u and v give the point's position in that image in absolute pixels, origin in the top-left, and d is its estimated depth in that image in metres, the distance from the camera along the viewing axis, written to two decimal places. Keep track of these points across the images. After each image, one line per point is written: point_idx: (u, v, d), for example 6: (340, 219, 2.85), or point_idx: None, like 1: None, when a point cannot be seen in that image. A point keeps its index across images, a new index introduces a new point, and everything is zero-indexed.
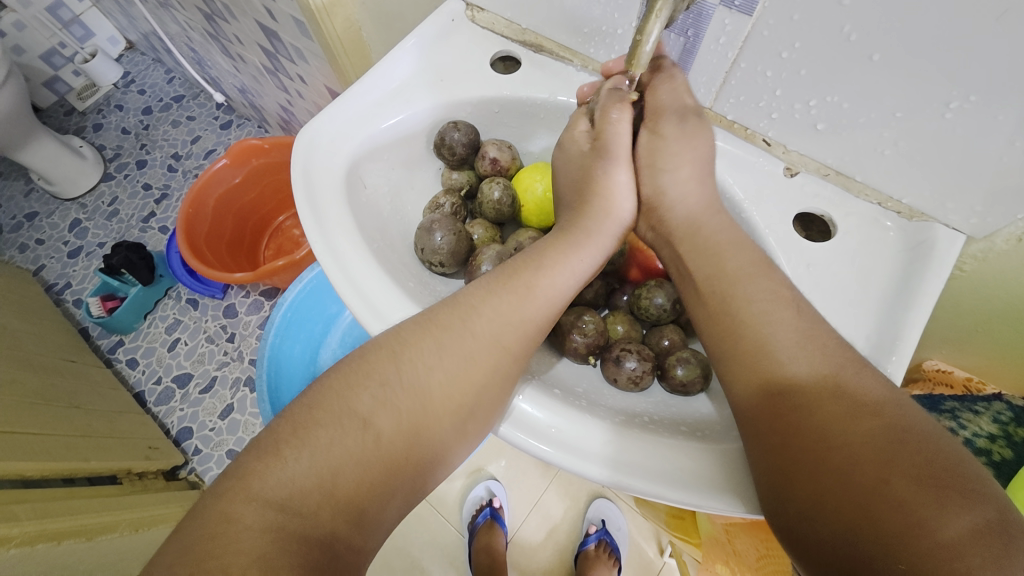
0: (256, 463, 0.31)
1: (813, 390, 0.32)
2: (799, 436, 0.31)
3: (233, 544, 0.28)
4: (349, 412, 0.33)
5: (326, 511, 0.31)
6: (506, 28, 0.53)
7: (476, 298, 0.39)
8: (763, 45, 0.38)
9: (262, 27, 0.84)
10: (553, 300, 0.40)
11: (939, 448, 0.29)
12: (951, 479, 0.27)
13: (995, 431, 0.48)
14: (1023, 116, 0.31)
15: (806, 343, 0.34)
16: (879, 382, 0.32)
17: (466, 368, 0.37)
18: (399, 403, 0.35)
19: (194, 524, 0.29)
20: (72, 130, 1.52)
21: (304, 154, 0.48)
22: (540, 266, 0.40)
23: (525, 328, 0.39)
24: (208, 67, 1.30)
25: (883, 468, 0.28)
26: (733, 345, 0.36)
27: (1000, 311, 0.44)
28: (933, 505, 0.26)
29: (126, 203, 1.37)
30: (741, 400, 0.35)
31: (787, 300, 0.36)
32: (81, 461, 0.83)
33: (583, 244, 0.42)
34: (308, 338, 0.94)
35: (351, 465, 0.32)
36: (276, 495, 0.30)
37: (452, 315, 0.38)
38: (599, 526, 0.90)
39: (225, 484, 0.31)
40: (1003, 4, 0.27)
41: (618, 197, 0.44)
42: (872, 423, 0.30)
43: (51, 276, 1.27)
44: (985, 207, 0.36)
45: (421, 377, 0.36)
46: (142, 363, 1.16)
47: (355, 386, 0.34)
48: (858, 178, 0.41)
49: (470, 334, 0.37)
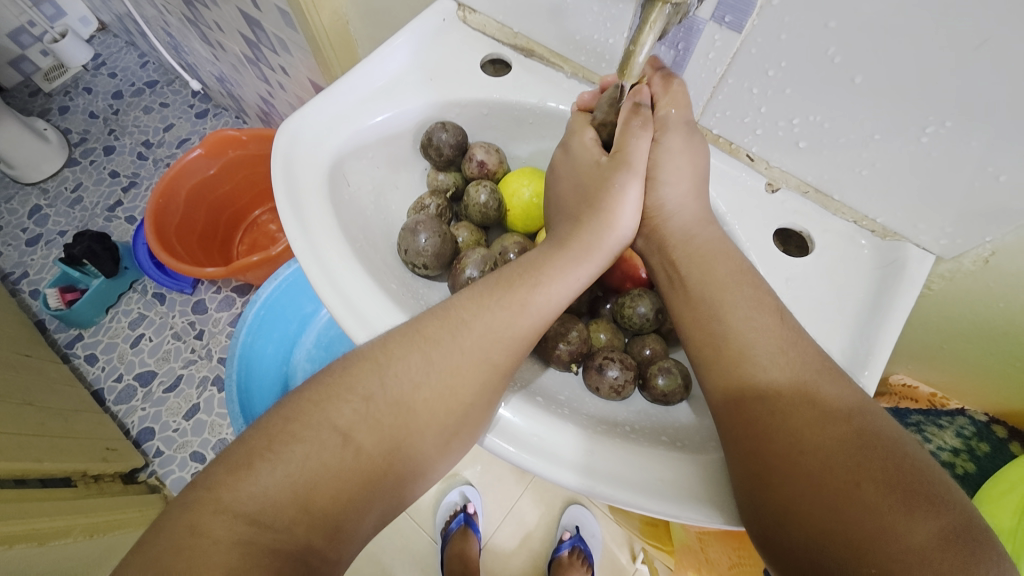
0: (225, 476, 0.30)
1: (786, 395, 0.33)
2: (773, 446, 0.31)
3: (199, 557, 0.27)
4: (329, 425, 0.32)
5: (300, 526, 0.30)
6: (497, 31, 0.53)
7: (467, 311, 0.38)
8: (750, 62, 0.38)
9: (245, 15, 0.81)
10: (546, 316, 0.39)
11: (907, 454, 0.30)
12: (920, 485, 0.28)
13: (959, 445, 0.51)
14: (993, 144, 0.32)
15: (787, 351, 0.34)
16: (851, 391, 0.33)
17: (453, 386, 0.36)
18: (381, 417, 0.34)
19: (164, 532, 0.28)
20: (35, 111, 1.44)
21: (286, 145, 0.47)
22: (536, 284, 0.39)
23: (514, 343, 0.38)
24: (186, 54, 1.26)
25: (856, 473, 0.29)
26: (707, 355, 0.37)
27: (965, 329, 0.46)
28: (902, 511, 0.27)
29: (91, 190, 1.31)
30: (714, 398, 0.36)
31: (771, 308, 0.36)
32: (33, 462, 0.77)
33: (583, 262, 0.41)
34: (281, 338, 0.91)
35: (328, 479, 0.31)
36: (249, 509, 0.29)
37: (441, 328, 0.37)
38: (573, 533, 0.90)
39: (194, 495, 0.29)
40: (982, 34, 0.29)
41: (623, 212, 0.42)
42: (845, 429, 0.31)
43: (6, 265, 1.20)
44: (955, 229, 0.38)
45: (406, 392, 0.35)
46: (102, 359, 1.10)
47: (337, 399, 0.33)
48: (836, 198, 0.42)
49: (459, 350, 0.36)
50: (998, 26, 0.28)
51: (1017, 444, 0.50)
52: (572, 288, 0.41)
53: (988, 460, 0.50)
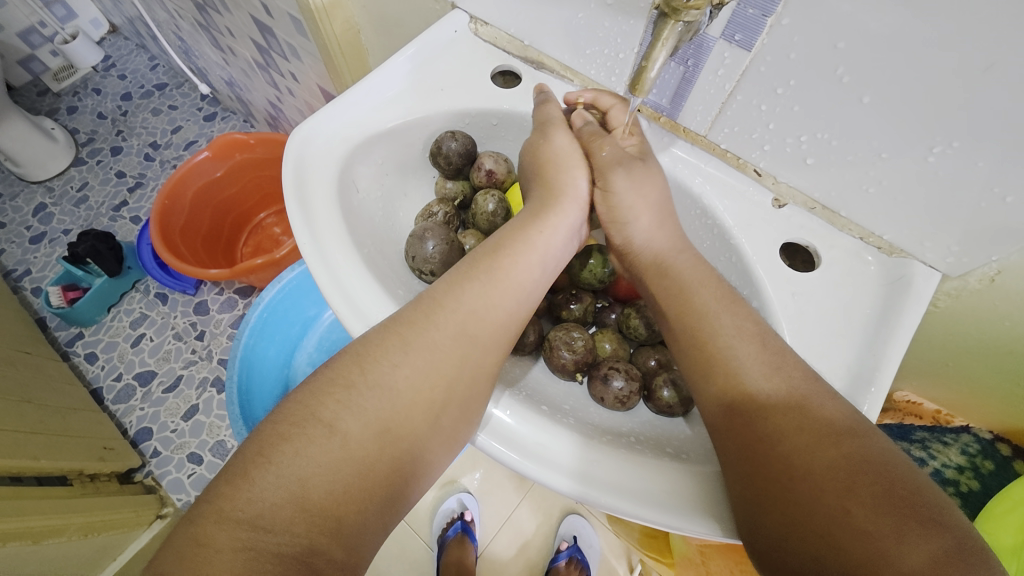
0: (226, 486, 0.30)
1: (773, 407, 0.33)
2: (765, 470, 0.31)
3: (204, 566, 0.27)
4: (313, 420, 0.32)
5: (300, 525, 0.29)
6: (509, 44, 0.54)
7: (440, 292, 0.39)
8: (760, 79, 0.39)
9: (256, 21, 0.82)
10: (520, 289, 0.41)
11: (899, 475, 0.29)
12: (910, 508, 0.28)
13: (963, 463, 0.52)
14: (999, 166, 0.32)
15: (771, 376, 0.34)
16: (841, 410, 0.32)
17: (432, 360, 0.36)
18: (367, 403, 0.34)
19: (174, 542, 0.28)
20: (44, 110, 1.45)
21: (298, 150, 0.47)
22: (504, 255, 0.41)
23: (490, 316, 0.39)
24: (196, 57, 1.27)
25: (845, 498, 0.29)
26: (705, 373, 0.37)
27: (969, 347, 0.46)
28: (893, 535, 0.27)
29: (96, 189, 1.32)
30: (714, 418, 0.35)
31: (751, 334, 0.36)
32: (31, 458, 0.75)
33: (545, 229, 0.43)
34: (283, 341, 0.91)
35: (321, 474, 0.31)
36: (247, 514, 0.29)
37: (414, 311, 0.37)
38: (571, 543, 0.89)
39: (201, 506, 0.29)
40: (990, 57, 0.29)
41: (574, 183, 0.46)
42: (834, 453, 0.30)
43: (10, 262, 1.20)
44: (961, 248, 0.38)
45: (386, 374, 0.35)
46: (102, 359, 1.10)
47: (321, 394, 0.33)
48: (843, 214, 0.43)
49: (434, 327, 0.37)
50: (1007, 50, 0.28)
51: (1021, 462, 0.51)
52: (545, 257, 0.43)
53: (992, 478, 0.51)
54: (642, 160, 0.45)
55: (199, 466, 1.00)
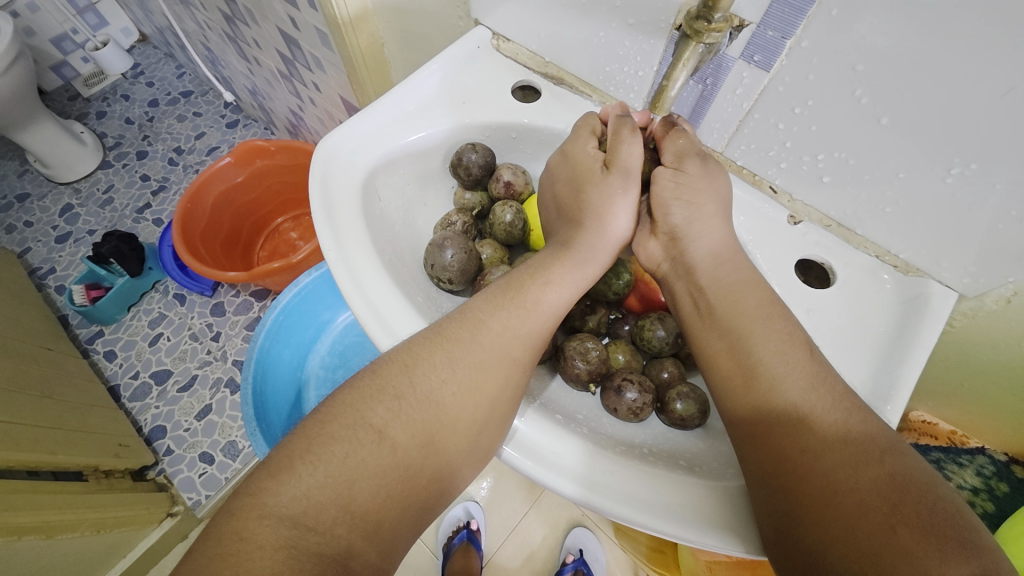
0: (268, 480, 0.31)
1: (813, 423, 0.33)
2: (803, 484, 0.31)
3: (246, 564, 0.27)
4: (364, 424, 0.33)
5: (341, 527, 0.30)
6: (529, 60, 0.55)
7: (483, 311, 0.40)
8: (778, 99, 0.40)
9: (283, 33, 0.85)
10: (555, 313, 0.42)
11: (940, 496, 0.29)
12: (951, 528, 0.28)
13: (978, 484, 0.51)
14: (1016, 187, 0.33)
15: (818, 387, 0.34)
16: (880, 429, 0.33)
17: (477, 379, 0.37)
18: (414, 414, 0.35)
19: (212, 539, 0.29)
20: (74, 115, 1.51)
21: (323, 161, 0.49)
22: (547, 282, 0.42)
23: (531, 339, 0.40)
24: (222, 67, 1.31)
25: (888, 516, 0.28)
26: (740, 387, 0.37)
27: (985, 368, 0.46)
28: (936, 555, 0.27)
29: (121, 192, 1.36)
30: (738, 430, 0.36)
31: (802, 342, 0.37)
32: (48, 453, 0.77)
33: (585, 259, 0.43)
34: (297, 344, 0.93)
35: (366, 477, 0.32)
36: (292, 511, 0.30)
37: (461, 328, 0.39)
38: (577, 557, 0.88)
39: (237, 501, 0.30)
40: (1009, 82, 0.29)
41: (617, 213, 0.44)
42: (877, 470, 0.30)
43: (35, 260, 1.24)
44: (978, 268, 0.38)
45: (434, 388, 0.36)
46: (120, 357, 1.13)
47: (370, 400, 0.34)
48: (858, 231, 0.43)
49: (480, 345, 0.38)
50: None
51: None
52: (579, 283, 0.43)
53: (1008, 501, 0.49)
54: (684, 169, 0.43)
55: (210, 465, 1.01)
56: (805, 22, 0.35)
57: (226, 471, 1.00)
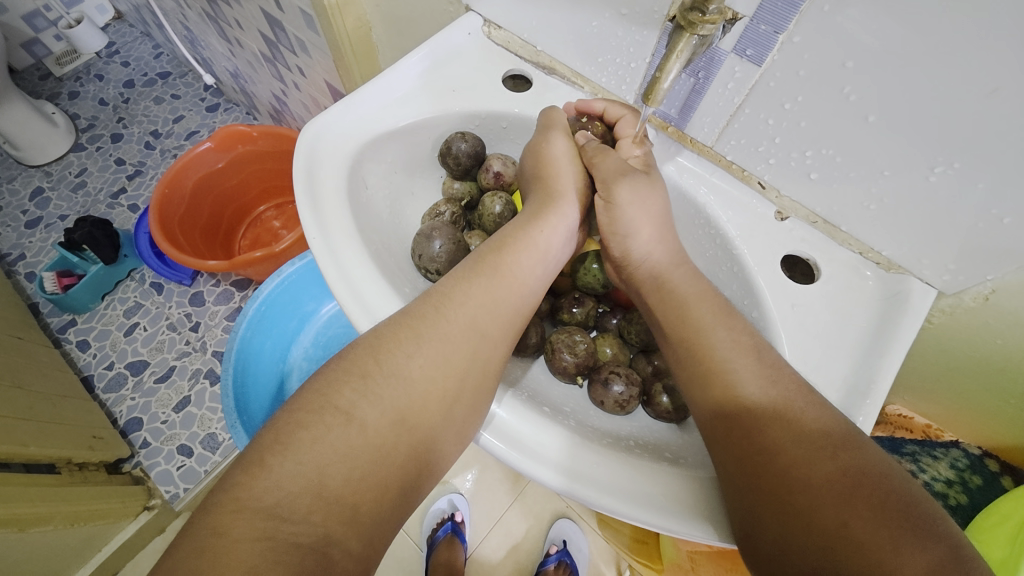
0: (245, 474, 0.30)
1: (769, 419, 0.33)
2: (768, 480, 0.31)
3: (221, 557, 0.27)
4: (331, 408, 0.33)
5: (318, 514, 0.30)
6: (521, 48, 0.54)
7: (448, 287, 0.40)
8: (768, 94, 0.40)
9: (267, 15, 0.82)
10: (522, 282, 0.42)
11: (896, 487, 0.30)
12: (908, 519, 0.28)
13: (952, 477, 0.52)
14: (997, 187, 0.33)
15: (776, 380, 0.35)
16: (834, 417, 0.33)
17: (445, 352, 0.37)
18: (382, 392, 0.34)
19: (190, 534, 0.28)
20: (45, 95, 1.44)
21: (308, 146, 0.47)
22: (505, 249, 0.43)
23: (497, 310, 0.40)
24: (202, 48, 1.27)
25: (845, 510, 0.29)
26: (698, 381, 0.37)
27: (961, 365, 0.47)
28: (889, 546, 0.27)
29: (95, 176, 1.31)
30: (701, 417, 0.37)
31: (748, 347, 0.37)
32: (19, 445, 0.73)
33: (545, 227, 0.45)
34: (280, 335, 0.91)
35: (339, 463, 0.31)
36: (266, 503, 0.29)
37: (425, 304, 0.38)
38: (560, 547, 0.89)
39: (216, 497, 0.30)
40: (993, 82, 0.30)
41: (561, 174, 0.47)
42: (831, 467, 0.31)
43: (4, 246, 1.19)
44: (958, 266, 0.39)
45: (399, 364, 0.35)
46: (94, 346, 1.09)
47: (338, 383, 0.34)
48: (843, 229, 0.44)
49: (443, 319, 0.38)
50: (1010, 74, 0.29)
51: (1009, 478, 0.51)
52: (545, 256, 0.44)
53: (980, 494, 0.51)
54: (645, 172, 0.45)
55: (189, 458, 0.99)
56: (798, 17, 0.35)
57: (205, 464, 0.99)
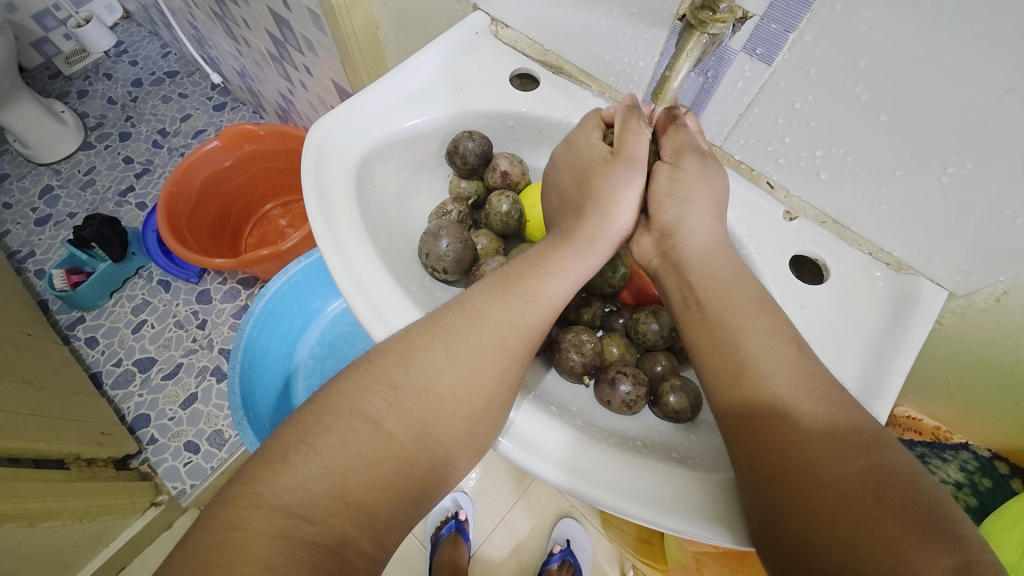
0: (262, 470, 0.30)
1: (803, 417, 0.33)
2: (792, 477, 0.31)
3: (239, 551, 0.27)
4: (360, 415, 0.33)
5: (336, 517, 0.30)
6: (529, 47, 0.54)
7: (481, 301, 0.39)
8: (778, 94, 0.40)
9: (274, 14, 0.83)
10: (554, 305, 0.41)
11: (925, 489, 0.29)
12: (935, 521, 0.28)
13: (961, 480, 0.53)
14: (1009, 188, 0.33)
15: (805, 381, 0.34)
16: (865, 423, 0.33)
17: (476, 371, 0.37)
18: (411, 406, 0.34)
19: (205, 528, 0.29)
20: (54, 93, 1.46)
21: (316, 145, 0.47)
22: (546, 273, 0.41)
23: (529, 331, 0.39)
24: (209, 47, 1.28)
25: (873, 508, 0.29)
26: (727, 378, 0.37)
27: (971, 367, 0.47)
28: (918, 546, 0.27)
29: (103, 174, 1.32)
30: (722, 412, 0.37)
31: (788, 339, 0.37)
32: (28, 441, 0.74)
33: (589, 252, 0.43)
34: (286, 333, 0.92)
35: (361, 467, 0.31)
36: (285, 501, 0.29)
37: (458, 318, 0.38)
38: (564, 546, 0.90)
39: (231, 492, 0.30)
40: (1007, 82, 0.29)
41: (622, 203, 0.43)
42: (862, 463, 0.31)
43: (14, 243, 1.21)
44: (969, 267, 0.39)
45: (429, 378, 0.35)
46: (102, 343, 1.10)
47: (366, 390, 0.34)
48: (853, 229, 0.43)
49: (477, 337, 0.38)
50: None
51: (1018, 481, 0.51)
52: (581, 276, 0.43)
53: (989, 495, 0.52)
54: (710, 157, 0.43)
55: (196, 454, 1.00)
56: (809, 16, 0.34)
57: (211, 461, 0.99)
